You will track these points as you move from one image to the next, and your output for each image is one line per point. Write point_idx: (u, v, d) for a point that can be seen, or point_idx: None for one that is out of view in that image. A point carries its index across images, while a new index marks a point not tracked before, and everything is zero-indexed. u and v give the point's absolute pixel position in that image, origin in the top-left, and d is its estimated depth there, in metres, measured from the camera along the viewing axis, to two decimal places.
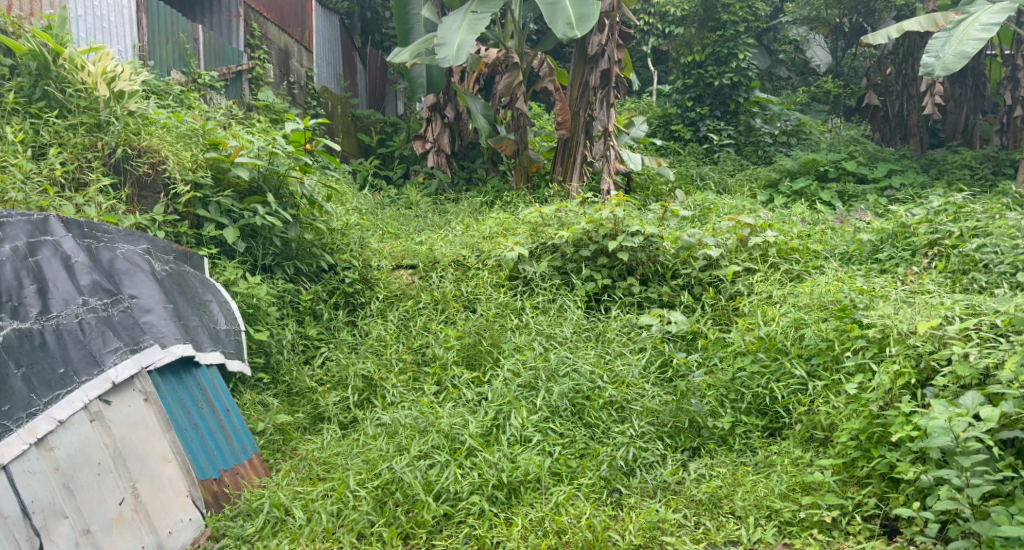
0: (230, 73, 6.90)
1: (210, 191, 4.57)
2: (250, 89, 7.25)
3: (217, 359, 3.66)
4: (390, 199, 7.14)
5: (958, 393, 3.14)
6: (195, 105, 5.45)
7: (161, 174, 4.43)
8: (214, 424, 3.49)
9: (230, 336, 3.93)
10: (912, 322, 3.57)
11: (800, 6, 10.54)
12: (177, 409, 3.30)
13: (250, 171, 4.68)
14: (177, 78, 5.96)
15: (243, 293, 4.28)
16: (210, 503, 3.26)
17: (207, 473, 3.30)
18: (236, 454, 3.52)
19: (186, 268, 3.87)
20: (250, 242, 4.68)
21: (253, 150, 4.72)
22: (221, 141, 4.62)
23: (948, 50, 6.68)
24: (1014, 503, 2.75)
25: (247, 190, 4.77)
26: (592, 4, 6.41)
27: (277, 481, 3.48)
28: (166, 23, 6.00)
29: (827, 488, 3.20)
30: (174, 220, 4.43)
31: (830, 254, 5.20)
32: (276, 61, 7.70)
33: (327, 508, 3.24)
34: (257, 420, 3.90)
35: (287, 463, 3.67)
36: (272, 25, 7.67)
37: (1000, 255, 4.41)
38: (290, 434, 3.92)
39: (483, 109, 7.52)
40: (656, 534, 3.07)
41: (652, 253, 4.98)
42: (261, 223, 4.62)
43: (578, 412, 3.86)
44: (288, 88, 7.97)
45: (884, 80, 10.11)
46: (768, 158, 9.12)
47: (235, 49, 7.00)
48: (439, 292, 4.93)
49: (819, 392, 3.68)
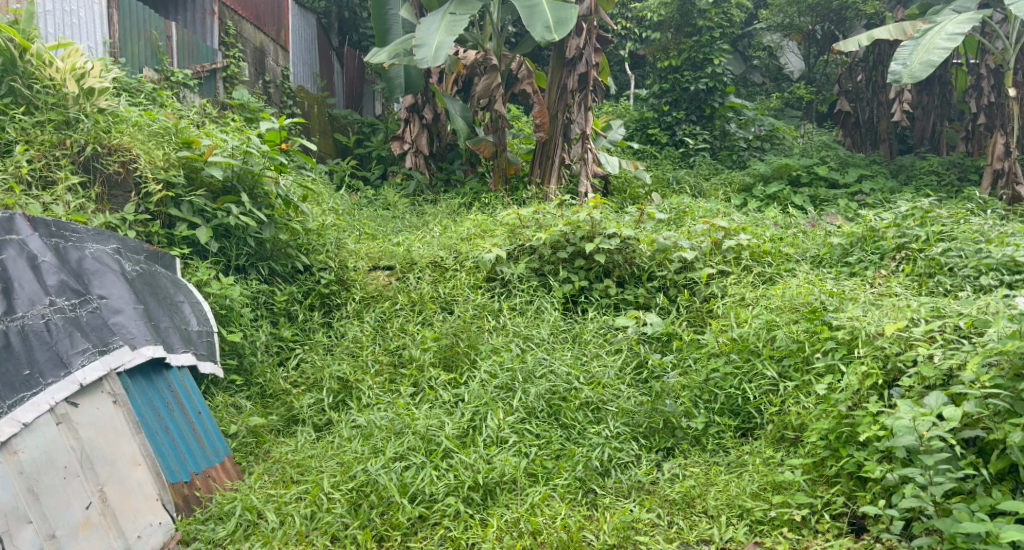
0: (204, 70, 6.85)
1: (182, 190, 4.53)
2: (224, 88, 7.19)
3: (188, 361, 3.65)
4: (368, 200, 7.13)
5: (923, 393, 3.18)
6: (167, 102, 5.41)
7: (132, 173, 4.42)
8: (185, 427, 3.47)
9: (203, 337, 3.91)
10: (880, 323, 3.65)
11: (773, 14, 10.66)
12: (148, 411, 3.29)
13: (223, 171, 4.65)
14: (149, 75, 5.95)
15: (216, 294, 4.27)
16: (181, 507, 3.24)
17: (178, 476, 3.29)
18: (208, 457, 3.51)
19: (157, 268, 3.87)
20: (223, 242, 4.64)
21: (227, 149, 4.73)
22: (194, 140, 4.59)
23: (915, 58, 6.80)
24: (975, 500, 2.79)
25: (220, 190, 4.74)
26: (569, 7, 6.44)
27: (250, 484, 3.48)
28: (139, 20, 5.95)
29: (798, 487, 3.25)
30: (145, 220, 4.39)
31: (802, 257, 5.26)
32: (252, 60, 7.65)
33: (301, 512, 3.24)
34: (229, 423, 3.89)
35: (260, 466, 3.66)
36: (247, 23, 7.61)
37: (965, 259, 4.52)
38: (263, 436, 3.90)
39: (461, 111, 7.53)
40: (630, 534, 3.10)
41: (628, 255, 5.07)
42: (234, 223, 4.58)
43: (555, 413, 3.89)
44: (264, 87, 7.93)
45: (855, 86, 10.14)
46: (742, 162, 9.25)
47: (208, 47, 6.96)
48: (416, 293, 4.93)
49: (790, 392, 3.74)
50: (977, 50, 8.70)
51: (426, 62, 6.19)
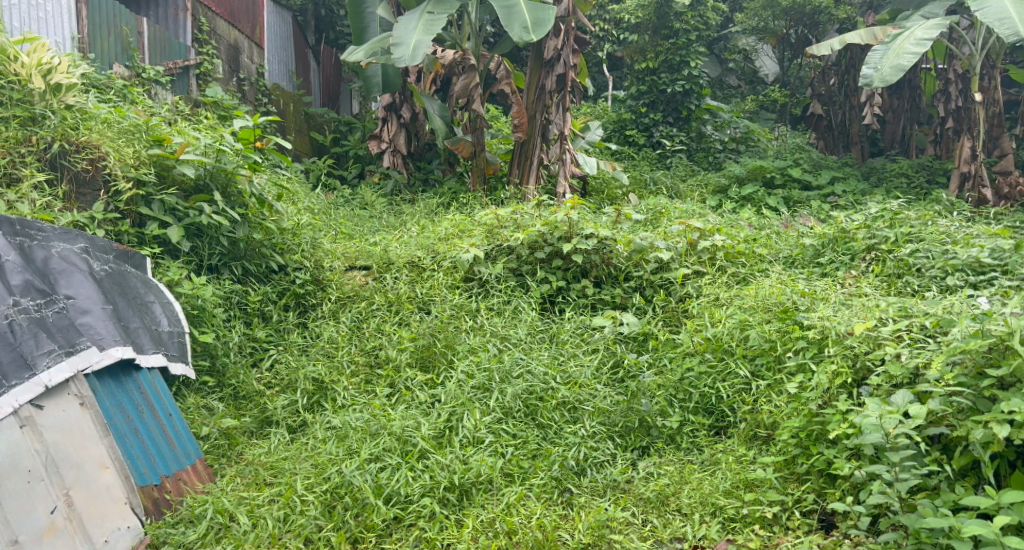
0: (176, 67, 6.81)
1: (153, 188, 4.50)
2: (197, 85, 7.13)
3: (159, 362, 3.63)
4: (344, 199, 7.10)
5: (890, 392, 3.24)
6: (138, 99, 5.38)
7: (101, 171, 4.38)
8: (155, 429, 3.45)
9: (174, 338, 3.88)
10: (850, 323, 3.71)
11: (748, 17, 10.77)
12: (116, 413, 3.26)
13: (195, 169, 4.62)
14: (120, 72, 5.90)
15: (188, 294, 4.24)
16: (151, 510, 3.22)
17: (148, 479, 3.27)
18: (179, 459, 3.49)
19: (127, 268, 3.84)
20: (195, 242, 4.61)
21: (200, 147, 4.63)
22: (165, 137, 4.56)
23: (885, 62, 6.90)
24: (939, 495, 2.83)
25: (192, 188, 4.71)
26: (547, 8, 6.47)
27: (222, 487, 3.46)
28: (108, 15, 5.90)
29: (769, 484, 3.30)
30: (114, 218, 4.35)
31: (775, 258, 5.32)
32: (226, 57, 7.59)
33: (273, 514, 3.23)
34: (201, 425, 3.86)
35: (232, 469, 3.65)
36: (221, 20, 7.55)
37: (932, 260, 4.61)
38: (236, 439, 3.88)
39: (439, 111, 7.54)
40: (605, 532, 3.12)
41: (605, 255, 5.11)
42: (206, 222, 4.55)
43: (532, 413, 3.91)
44: (238, 84, 7.87)
45: (828, 90, 10.29)
46: (718, 164, 9.34)
47: (181, 43, 6.91)
48: (393, 293, 4.93)
49: (762, 391, 3.79)
50: (945, 56, 8.83)
51: (404, 61, 6.19)
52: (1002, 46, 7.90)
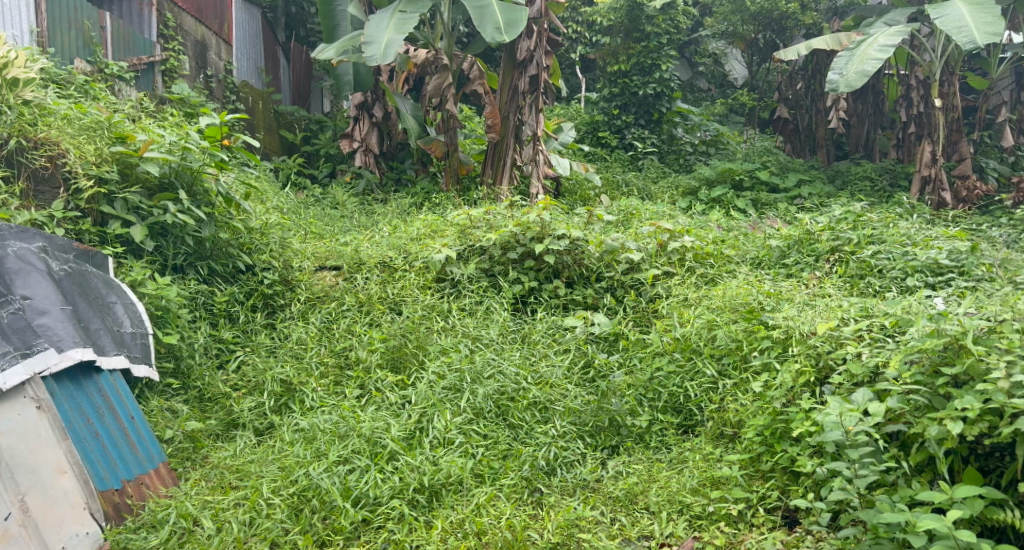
0: (140, 63, 6.74)
1: (116, 186, 4.45)
2: (163, 82, 7.05)
3: (120, 364, 3.61)
4: (315, 198, 7.07)
5: (851, 390, 3.31)
6: (101, 96, 5.32)
7: (60, 168, 4.32)
8: (117, 432, 3.42)
9: (137, 340, 3.85)
10: (813, 323, 3.79)
11: (717, 21, 10.90)
12: (75, 416, 3.24)
13: (160, 167, 4.59)
14: (81, 67, 5.83)
15: (152, 295, 4.19)
16: (111, 516, 3.19)
17: (108, 484, 3.24)
18: (141, 463, 3.45)
19: (87, 268, 3.82)
20: (160, 241, 4.56)
21: (164, 145, 4.57)
22: (128, 135, 4.52)
23: (850, 68, 7.03)
24: (897, 491, 2.88)
25: (157, 186, 4.67)
26: (519, 10, 6.50)
27: (186, 491, 3.43)
28: (69, 9, 5.83)
29: (735, 482, 3.35)
30: (75, 217, 4.30)
31: (742, 259, 5.40)
32: (193, 54, 7.51)
33: (238, 518, 3.21)
34: (165, 428, 3.82)
35: (197, 472, 3.62)
36: (188, 16, 7.46)
37: (893, 262, 4.71)
38: (201, 441, 3.85)
39: (412, 111, 7.53)
40: (573, 532, 3.14)
41: (577, 256, 5.14)
42: (171, 221, 4.50)
43: (502, 413, 3.93)
44: (205, 82, 7.77)
45: (795, 95, 10.46)
46: (689, 166, 9.42)
47: (146, 39, 6.84)
48: (364, 294, 4.93)
49: (728, 390, 3.86)
50: (907, 62, 8.97)
51: (375, 60, 6.19)
52: (960, 53, 8.09)
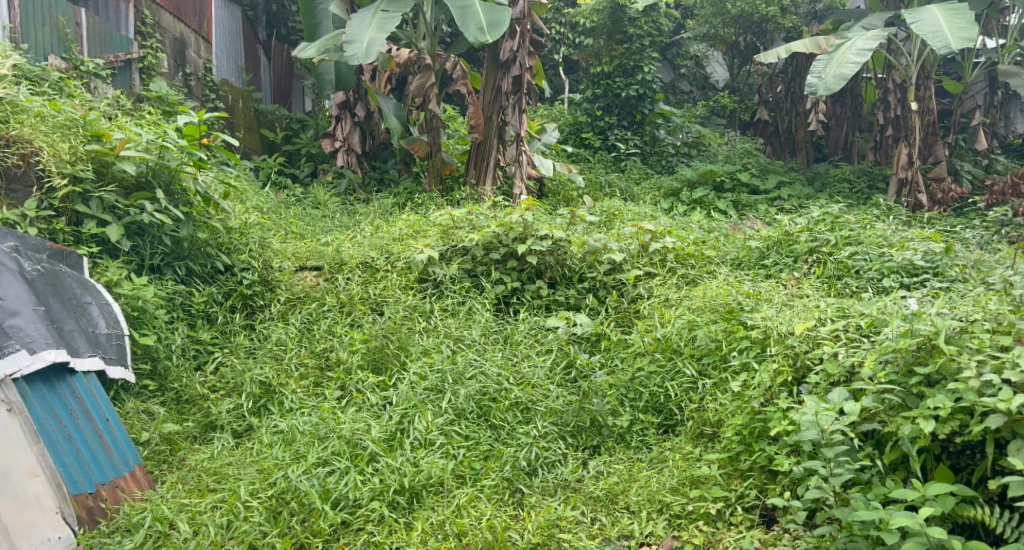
0: (117, 60, 6.67)
1: (91, 185, 4.41)
2: (140, 79, 6.99)
3: (95, 365, 3.60)
4: (296, 198, 7.04)
5: (828, 390, 3.34)
6: (75, 93, 5.27)
7: (33, 166, 4.23)
8: (91, 435, 3.41)
9: (112, 340, 3.83)
10: (791, 323, 3.83)
11: (699, 24, 10.96)
12: (48, 419, 3.24)
13: (136, 165, 4.56)
14: (55, 64, 5.77)
15: (128, 295, 4.15)
16: (84, 520, 3.17)
17: (81, 487, 3.22)
18: (116, 465, 3.43)
19: (61, 268, 3.81)
20: (136, 241, 4.53)
21: (142, 143, 4.57)
22: (104, 133, 4.48)
23: (829, 71, 7.10)
24: (871, 489, 2.92)
25: (133, 185, 4.64)
26: (502, 10, 6.51)
27: (162, 494, 3.40)
28: (44, 5, 5.76)
29: (714, 481, 3.37)
30: (49, 216, 4.25)
31: (722, 260, 5.44)
32: (171, 51, 7.43)
33: (216, 521, 3.19)
34: (141, 430, 3.79)
35: (173, 475, 3.59)
36: (166, 13, 7.38)
37: (870, 263, 4.77)
38: (178, 444, 3.82)
39: (395, 110, 7.51)
40: (554, 532, 3.15)
41: (560, 257, 5.16)
42: (148, 221, 4.47)
43: (484, 414, 3.94)
44: (184, 80, 7.70)
45: (775, 97, 10.55)
46: (671, 168, 9.47)
47: (122, 36, 6.77)
48: (345, 294, 4.92)
49: (708, 390, 3.88)
50: (884, 66, 9.07)
51: (357, 58, 6.18)
52: (935, 58, 8.20)
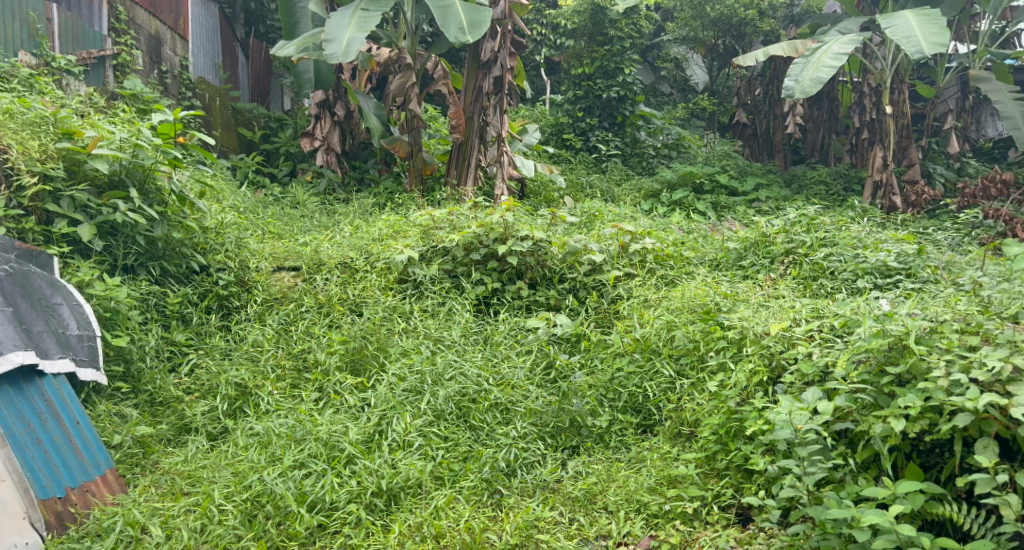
0: (91, 57, 6.59)
1: (62, 184, 4.35)
2: (115, 77, 6.91)
3: (65, 367, 3.56)
4: (274, 198, 7.00)
5: (802, 389, 3.37)
6: (47, 90, 5.20)
7: (1, 164, 4.15)
8: (61, 439, 3.37)
9: (83, 342, 3.77)
10: (767, 323, 3.86)
11: (679, 26, 11.00)
12: (16, 423, 3.22)
13: (109, 164, 4.51)
14: (26, 60, 5.70)
15: (100, 296, 4.10)
16: (52, 525, 3.15)
17: (50, 492, 3.19)
18: (87, 470, 3.38)
19: (30, 268, 3.76)
20: (109, 241, 4.49)
21: (114, 141, 4.53)
22: (76, 131, 4.44)
23: (805, 74, 7.16)
24: (844, 487, 2.95)
25: (106, 184, 4.59)
26: (483, 11, 6.51)
27: (134, 498, 3.37)
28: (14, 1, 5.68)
29: (691, 480, 3.39)
30: (18, 215, 4.16)
31: (700, 261, 5.48)
32: (146, 48, 7.35)
33: (189, 525, 3.17)
34: (113, 433, 3.75)
35: (146, 478, 3.55)
36: (142, 10, 7.31)
37: (845, 264, 4.82)
38: (151, 447, 3.79)
39: (375, 110, 7.48)
40: (532, 533, 3.16)
41: (540, 258, 5.17)
42: (121, 220, 4.42)
43: (463, 415, 3.94)
44: (160, 77, 7.61)
45: (753, 100, 10.63)
46: (651, 169, 9.51)
47: (95, 32, 6.69)
48: (324, 295, 4.90)
49: (686, 389, 3.91)
50: (859, 70, 9.16)
51: (336, 57, 6.16)
52: (909, 62, 8.30)
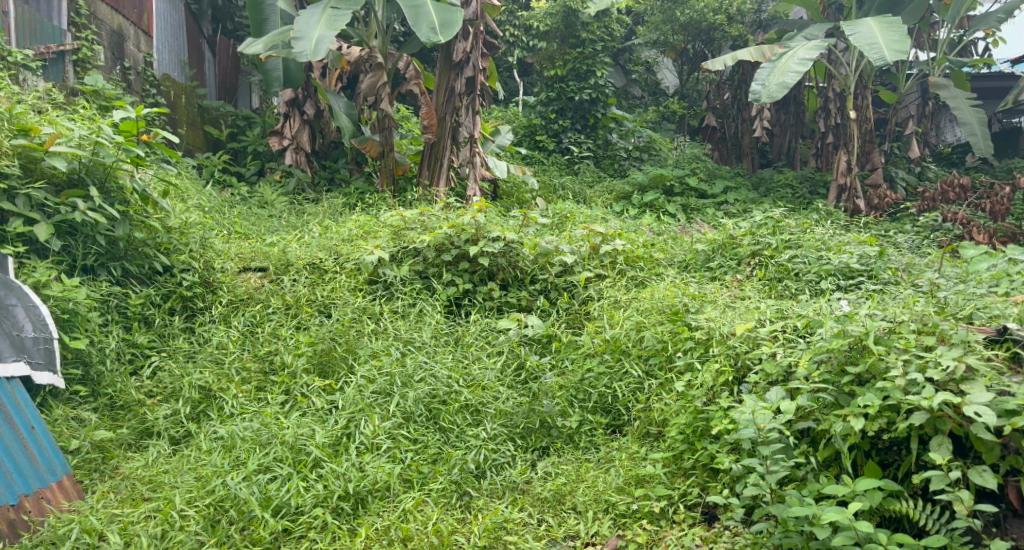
0: (49, 52, 6.45)
1: (17, 182, 4.23)
2: (75, 72, 6.77)
3: (20, 371, 3.49)
4: (242, 198, 6.91)
5: (766, 389, 3.40)
6: (4, 86, 5.08)
7: None
8: (14, 444, 3.29)
9: (38, 345, 3.70)
10: (733, 324, 3.89)
11: (649, 30, 10.94)
12: None
13: (68, 162, 4.43)
14: None
15: (57, 297, 4.01)
16: (5, 533, 3.06)
17: (2, 500, 3.11)
18: (42, 476, 3.33)
19: None
20: (68, 241, 4.40)
21: (73, 139, 4.46)
22: (33, 127, 4.34)
23: (772, 79, 7.24)
24: (805, 485, 2.98)
25: (65, 182, 4.50)
26: (455, 11, 6.50)
27: (92, 504, 3.31)
28: None
29: (658, 480, 3.41)
30: None
31: (670, 262, 5.51)
32: (109, 44, 7.23)
33: (150, 531, 3.12)
34: (70, 438, 3.68)
35: (105, 484, 3.50)
36: (104, 5, 7.17)
37: (809, 265, 4.88)
38: (110, 452, 3.72)
39: (346, 109, 7.44)
40: (500, 534, 3.15)
41: (512, 259, 5.16)
42: (80, 219, 4.33)
43: (433, 417, 3.92)
44: (122, 74, 7.48)
45: (722, 104, 10.73)
46: (623, 171, 9.54)
47: (53, 26, 6.55)
48: (291, 296, 4.85)
49: (654, 390, 3.93)
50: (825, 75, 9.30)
51: (306, 56, 6.11)
52: (872, 69, 8.44)
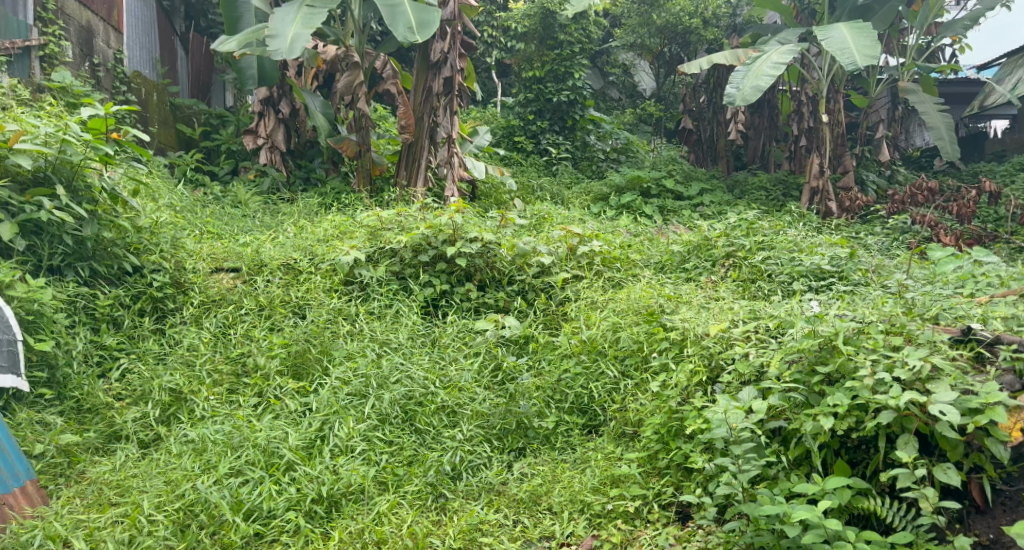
0: (15, 47, 6.33)
1: None
2: (42, 68, 6.65)
3: None
4: (215, 197, 6.83)
5: (739, 389, 3.40)
6: None
7: None
8: None
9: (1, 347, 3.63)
10: (707, 324, 3.90)
11: (626, 33, 10.99)
12: None
13: (33, 160, 4.36)
14: None
15: (22, 298, 3.93)
16: None
17: None
18: (4, 481, 3.26)
19: None
20: (33, 241, 4.33)
21: (39, 136, 4.39)
22: None
23: (746, 82, 7.30)
24: (777, 484, 2.98)
25: (31, 181, 4.42)
26: (432, 10, 6.47)
27: (56, 510, 3.25)
28: None
29: (632, 480, 3.40)
30: None
31: (646, 263, 5.52)
32: (77, 40, 7.11)
33: (116, 536, 3.06)
34: (34, 442, 3.61)
35: (70, 489, 3.43)
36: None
37: (782, 267, 4.91)
38: (76, 456, 3.65)
39: (322, 109, 7.38)
40: (475, 536, 3.13)
41: (489, 259, 5.14)
42: (45, 218, 4.25)
43: (408, 418, 3.89)
44: (92, 70, 7.37)
45: (698, 106, 10.80)
46: (601, 173, 9.55)
47: (19, 21, 6.43)
48: (265, 297, 4.79)
49: (630, 390, 3.93)
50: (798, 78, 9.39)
51: (280, 54, 6.05)
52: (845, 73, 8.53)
